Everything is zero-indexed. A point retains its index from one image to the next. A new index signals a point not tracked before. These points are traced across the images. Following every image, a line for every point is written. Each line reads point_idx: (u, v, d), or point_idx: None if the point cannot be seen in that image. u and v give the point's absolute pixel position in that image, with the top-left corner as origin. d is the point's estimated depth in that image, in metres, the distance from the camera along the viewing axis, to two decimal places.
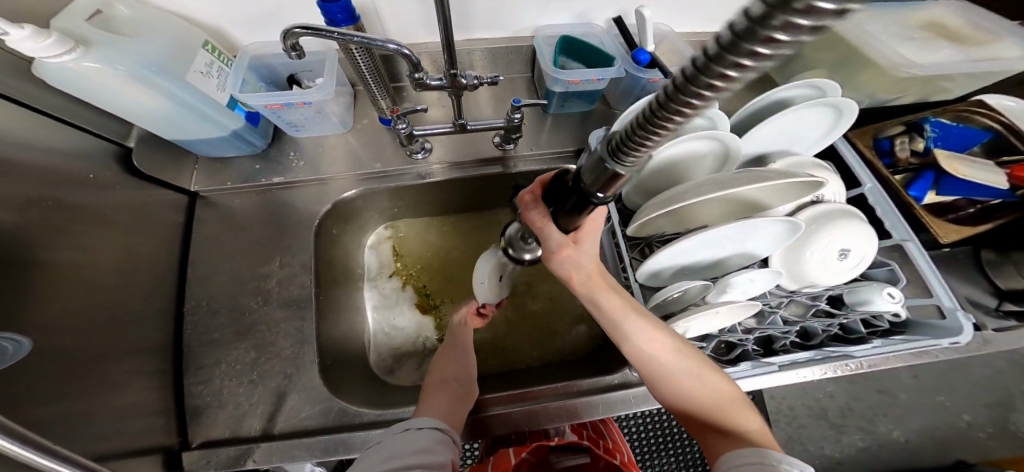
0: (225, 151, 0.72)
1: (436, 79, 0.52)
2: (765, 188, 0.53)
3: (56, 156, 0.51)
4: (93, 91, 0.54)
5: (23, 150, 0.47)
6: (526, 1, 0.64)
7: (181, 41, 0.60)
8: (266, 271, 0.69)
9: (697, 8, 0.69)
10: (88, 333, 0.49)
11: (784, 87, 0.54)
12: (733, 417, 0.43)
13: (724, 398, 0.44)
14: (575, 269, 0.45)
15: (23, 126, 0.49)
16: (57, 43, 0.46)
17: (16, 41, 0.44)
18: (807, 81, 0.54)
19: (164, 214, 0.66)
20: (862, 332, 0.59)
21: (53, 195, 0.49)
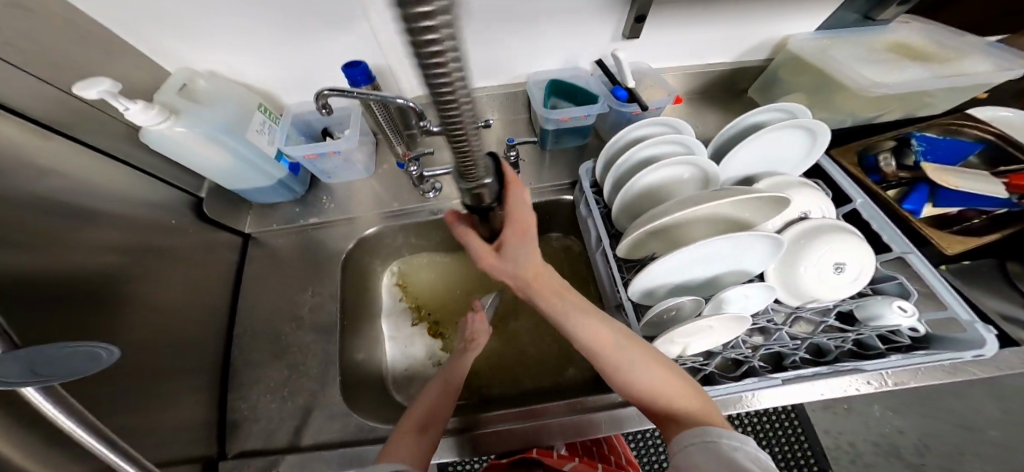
0: (270, 197, 0.84)
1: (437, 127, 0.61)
2: (739, 205, 0.56)
3: (145, 204, 0.64)
4: (176, 151, 0.66)
5: (122, 200, 0.60)
6: (517, 51, 0.75)
7: (243, 105, 0.75)
8: (300, 299, 0.79)
9: (673, 45, 0.76)
10: (158, 344, 0.59)
11: (751, 112, 0.59)
12: (677, 400, 0.43)
13: (669, 383, 0.44)
14: (511, 277, 0.51)
15: (125, 182, 0.62)
16: (157, 114, 0.59)
17: (132, 113, 0.57)
18: (775, 105, 0.59)
19: (222, 252, 0.78)
20: (880, 347, 0.56)
21: (141, 236, 0.61)
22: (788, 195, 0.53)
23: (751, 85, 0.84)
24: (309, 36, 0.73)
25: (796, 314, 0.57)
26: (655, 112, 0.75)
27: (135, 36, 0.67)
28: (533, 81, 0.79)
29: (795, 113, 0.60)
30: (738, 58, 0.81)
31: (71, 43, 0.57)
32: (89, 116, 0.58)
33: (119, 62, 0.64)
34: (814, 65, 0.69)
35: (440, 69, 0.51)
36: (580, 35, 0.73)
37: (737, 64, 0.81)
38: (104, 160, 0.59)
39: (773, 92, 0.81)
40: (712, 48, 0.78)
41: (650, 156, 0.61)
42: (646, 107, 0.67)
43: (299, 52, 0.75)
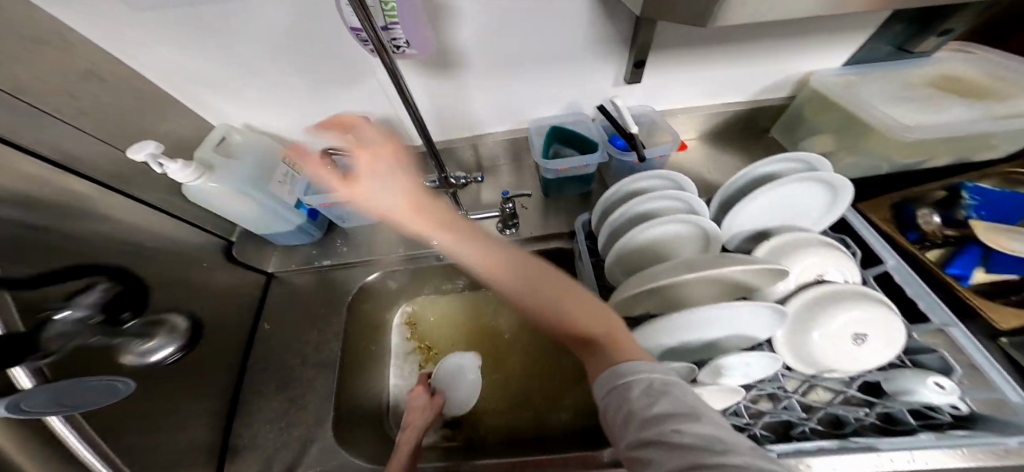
0: (290, 240, 0.87)
1: (430, 183, 0.62)
2: (738, 269, 0.50)
3: (176, 243, 0.69)
4: (209, 202, 0.71)
5: (156, 239, 0.66)
6: (520, 98, 0.75)
7: (269, 156, 0.80)
8: (307, 337, 0.81)
9: (680, 89, 0.74)
10: (175, 376, 0.63)
11: (758, 165, 0.56)
12: (603, 335, 0.39)
13: (592, 320, 0.40)
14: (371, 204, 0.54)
15: (161, 223, 0.68)
16: (193, 173, 0.64)
17: (171, 173, 0.61)
18: (785, 154, 0.55)
19: (245, 288, 0.83)
20: (910, 423, 0.49)
21: (171, 271, 0.66)
22: (785, 265, 0.48)
23: (774, 125, 0.80)
24: (333, 94, 0.79)
25: (811, 383, 0.53)
26: (659, 159, 0.73)
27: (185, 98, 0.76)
28: (534, 126, 0.79)
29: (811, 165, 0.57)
30: (752, 99, 0.76)
31: (129, 109, 0.66)
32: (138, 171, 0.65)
33: (167, 120, 0.72)
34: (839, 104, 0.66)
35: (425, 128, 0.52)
36: (582, 82, 0.73)
37: (753, 102, 0.76)
38: (140, 204, 0.64)
39: (797, 133, 0.76)
40: (728, 91, 0.75)
41: (654, 210, 0.57)
42: (645, 157, 0.65)
43: (323, 104, 0.81)
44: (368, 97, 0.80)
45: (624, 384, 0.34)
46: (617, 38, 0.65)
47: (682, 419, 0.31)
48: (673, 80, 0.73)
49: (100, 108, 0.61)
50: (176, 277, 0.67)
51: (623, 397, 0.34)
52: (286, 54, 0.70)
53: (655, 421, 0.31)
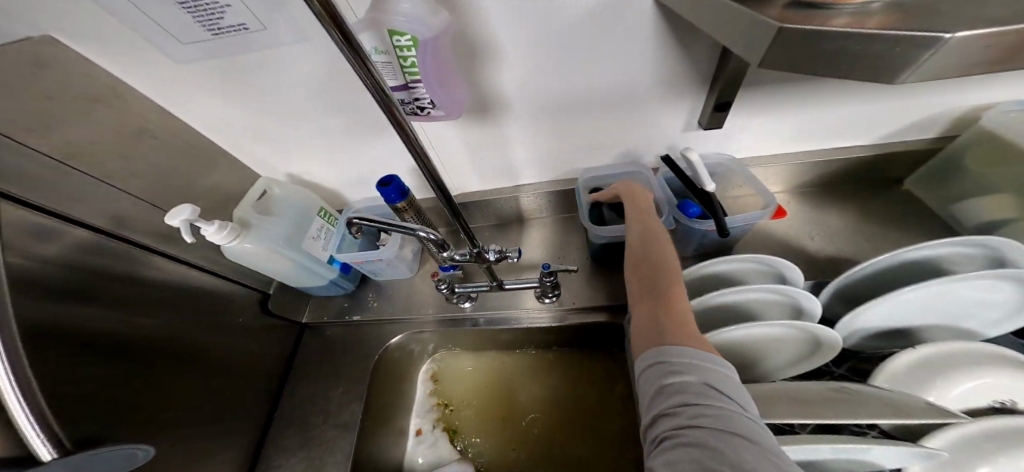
0: (324, 292, 0.83)
1: (460, 256, 0.53)
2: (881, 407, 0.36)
3: (212, 297, 0.67)
4: (248, 263, 0.67)
5: (194, 292, 0.64)
6: (570, 145, 0.66)
7: (307, 209, 0.75)
8: (331, 394, 0.76)
9: (782, 131, 0.61)
10: (195, 433, 0.61)
11: (901, 250, 0.44)
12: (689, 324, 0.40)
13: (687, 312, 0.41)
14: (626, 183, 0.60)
15: (200, 277, 0.65)
16: (230, 235, 0.61)
17: (209, 235, 0.59)
18: (940, 239, 0.43)
19: (279, 339, 0.79)
20: None
21: (198, 327, 0.64)
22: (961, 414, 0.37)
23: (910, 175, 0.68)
24: (378, 143, 0.71)
25: None
26: (745, 226, 0.59)
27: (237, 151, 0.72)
28: (585, 179, 0.69)
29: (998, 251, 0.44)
30: (881, 140, 0.64)
31: (183, 167, 0.64)
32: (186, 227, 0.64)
33: (218, 171, 0.70)
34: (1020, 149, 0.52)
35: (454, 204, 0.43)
36: (645, 127, 0.62)
37: (885, 148, 0.64)
38: (180, 262, 0.62)
39: (949, 185, 0.63)
40: (842, 134, 0.62)
41: (747, 303, 0.47)
42: (728, 234, 0.52)
43: (368, 155, 0.74)
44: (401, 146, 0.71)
45: (661, 388, 0.35)
46: (699, 77, 0.53)
47: (716, 441, 0.30)
48: (763, 121, 0.60)
49: (155, 169, 0.59)
50: (209, 335, 0.65)
51: (659, 397, 0.35)
52: (332, 114, 0.64)
53: (686, 429, 0.32)
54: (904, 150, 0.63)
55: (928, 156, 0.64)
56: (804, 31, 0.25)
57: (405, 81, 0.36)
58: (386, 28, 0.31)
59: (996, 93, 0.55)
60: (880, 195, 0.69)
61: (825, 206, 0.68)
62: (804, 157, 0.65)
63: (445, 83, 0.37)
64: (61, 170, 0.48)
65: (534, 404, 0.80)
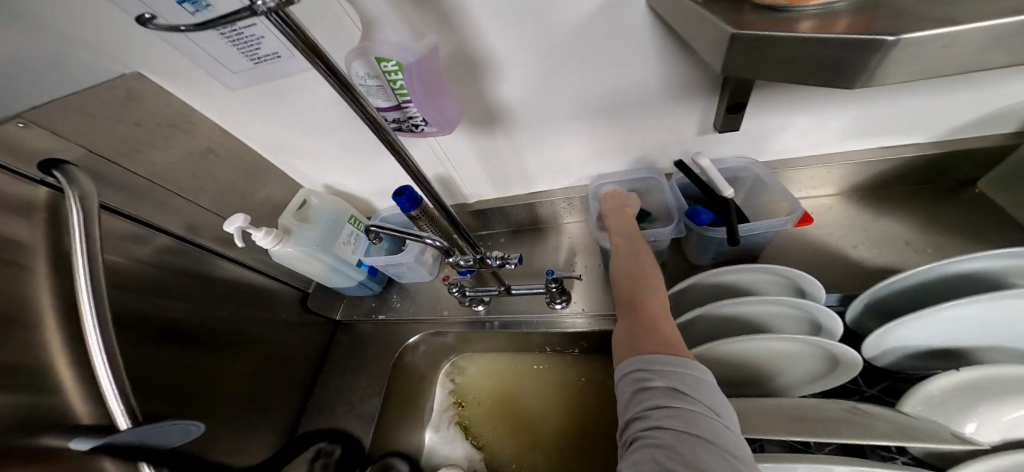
0: (355, 292, 0.90)
1: (464, 262, 0.56)
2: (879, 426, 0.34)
3: (257, 294, 0.75)
4: (289, 265, 0.74)
5: (243, 289, 0.72)
6: (581, 152, 0.66)
7: (339, 217, 0.80)
8: (357, 388, 0.81)
9: (815, 132, 0.57)
10: (239, 416, 0.69)
11: (964, 259, 0.37)
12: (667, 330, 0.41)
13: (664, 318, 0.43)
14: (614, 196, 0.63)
15: (248, 277, 0.74)
16: (273, 239, 0.67)
17: (258, 239, 0.66)
18: (1015, 250, 0.36)
19: (315, 335, 0.86)
20: None
21: (244, 322, 0.72)
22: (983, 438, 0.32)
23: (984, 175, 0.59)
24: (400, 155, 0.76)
25: None
26: (763, 233, 0.55)
27: (284, 166, 0.80)
28: (596, 186, 0.69)
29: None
30: (939, 138, 0.57)
31: (241, 181, 0.73)
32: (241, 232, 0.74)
33: (268, 183, 0.78)
34: None
35: (448, 211, 0.47)
36: (657, 133, 0.60)
37: (944, 145, 0.56)
38: (232, 263, 0.71)
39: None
40: (886, 134, 0.56)
41: (757, 315, 0.45)
42: (737, 241, 0.49)
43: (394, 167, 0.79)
44: None
45: (635, 392, 0.37)
46: (709, 80, 0.51)
47: (681, 443, 0.31)
48: (789, 122, 0.56)
49: (214, 182, 0.68)
50: (256, 329, 0.74)
51: (633, 400, 0.37)
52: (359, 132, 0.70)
53: (654, 430, 0.34)
54: (967, 149, 0.56)
55: (1002, 156, 0.56)
56: (765, 36, 0.27)
57: (396, 101, 0.40)
58: (373, 55, 0.35)
59: None
60: (942, 200, 0.60)
61: (871, 212, 0.62)
62: (846, 158, 0.59)
63: (434, 104, 0.41)
64: (148, 186, 0.58)
65: (547, 408, 0.79)
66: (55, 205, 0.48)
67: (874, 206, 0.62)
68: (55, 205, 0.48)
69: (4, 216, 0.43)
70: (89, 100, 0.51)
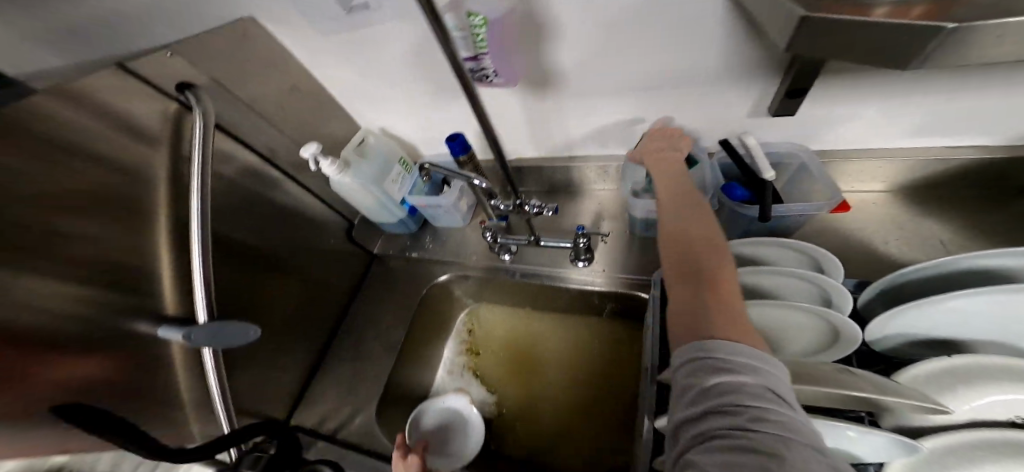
0: (395, 229, 0.97)
1: (503, 206, 0.62)
2: (854, 383, 0.37)
3: (308, 221, 0.84)
4: (346, 194, 0.82)
5: (294, 215, 0.81)
6: (623, 123, 0.69)
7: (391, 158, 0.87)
8: (385, 317, 0.90)
9: (865, 124, 0.57)
10: (286, 324, 0.79)
11: (974, 253, 0.38)
12: (736, 304, 0.35)
13: (727, 288, 0.37)
14: (661, 144, 0.61)
15: (302, 202, 0.82)
16: (335, 168, 0.75)
17: (324, 168, 0.74)
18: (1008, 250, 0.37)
19: (353, 267, 0.95)
20: None
21: (291, 244, 0.80)
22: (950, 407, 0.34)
23: None
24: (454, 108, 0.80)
25: None
26: (798, 216, 0.57)
27: (348, 108, 0.88)
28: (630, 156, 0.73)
29: None
30: (1003, 144, 0.55)
31: (308, 116, 0.81)
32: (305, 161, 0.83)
33: (331, 120, 0.86)
34: None
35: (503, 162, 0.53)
36: (708, 108, 0.62)
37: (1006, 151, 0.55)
38: (292, 189, 0.80)
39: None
40: (944, 133, 0.55)
41: (759, 285, 0.49)
42: (767, 217, 0.52)
43: (448, 116, 0.84)
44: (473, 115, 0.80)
45: (702, 386, 0.28)
46: (772, 61, 0.52)
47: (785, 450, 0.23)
48: (840, 112, 0.56)
49: (285, 110, 0.75)
50: (306, 249, 0.84)
51: (705, 392, 0.28)
52: (416, 82, 0.76)
53: (740, 432, 0.24)
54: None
55: None
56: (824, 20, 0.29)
57: (475, 52, 0.54)
58: (466, 14, 0.49)
59: None
60: (990, 212, 0.59)
61: (913, 211, 0.62)
62: (896, 156, 0.59)
63: (502, 54, 0.56)
64: (244, 111, 0.69)
65: (549, 363, 0.85)
66: (179, 120, 0.59)
67: (913, 209, 0.62)
68: (177, 122, 0.58)
69: (135, 123, 0.53)
70: (203, 37, 0.60)
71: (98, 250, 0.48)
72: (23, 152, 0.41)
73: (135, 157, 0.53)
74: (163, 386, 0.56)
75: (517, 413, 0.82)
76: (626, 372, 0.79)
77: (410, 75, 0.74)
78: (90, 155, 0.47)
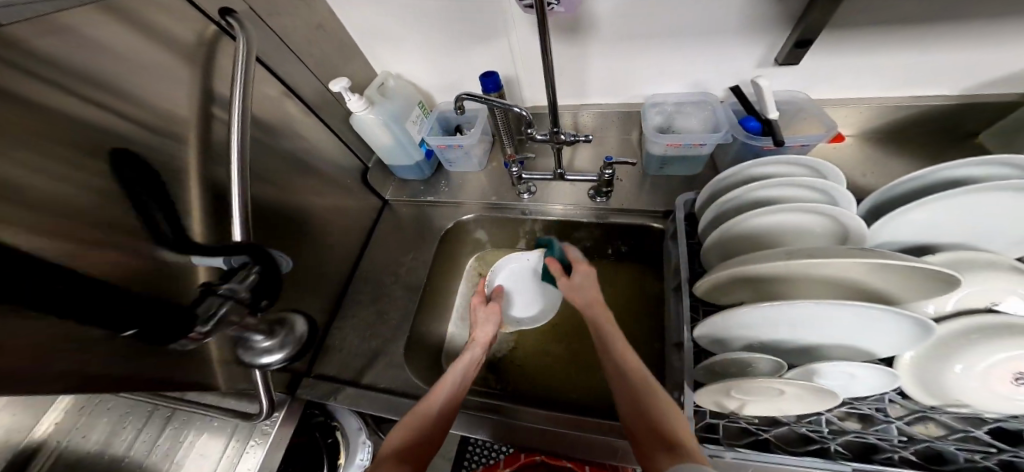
0: (407, 175, 0.94)
1: (540, 136, 0.67)
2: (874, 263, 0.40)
3: (323, 156, 0.79)
4: (364, 133, 0.80)
5: (309, 148, 0.75)
6: (653, 60, 0.70)
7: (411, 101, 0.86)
8: (402, 261, 0.86)
9: (863, 69, 0.64)
10: (303, 264, 0.73)
11: (949, 165, 0.45)
12: (663, 411, 0.47)
13: (657, 398, 0.48)
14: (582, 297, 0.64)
15: (316, 135, 0.77)
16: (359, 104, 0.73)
17: (351, 104, 0.73)
18: (974, 160, 0.44)
19: (365, 213, 0.90)
20: None
21: (306, 180, 0.74)
22: (960, 275, 0.37)
23: (987, 129, 0.67)
24: (476, 52, 0.78)
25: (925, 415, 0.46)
26: (801, 148, 0.64)
27: (367, 51, 0.83)
28: (650, 101, 0.76)
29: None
30: (964, 93, 0.64)
31: (333, 56, 0.77)
32: (328, 102, 0.80)
33: (354, 64, 0.82)
34: None
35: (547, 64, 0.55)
36: (734, 48, 0.65)
37: (964, 99, 0.64)
38: (309, 118, 0.75)
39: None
40: (923, 78, 0.63)
41: (774, 197, 0.52)
42: (781, 143, 0.59)
43: (468, 64, 0.81)
44: (496, 55, 0.77)
45: None
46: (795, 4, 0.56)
47: None
48: (845, 54, 0.62)
49: (299, 35, 0.70)
50: (325, 191, 0.79)
51: None
52: (448, 24, 0.73)
53: None
54: (987, 104, 0.63)
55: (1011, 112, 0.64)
56: None
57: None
58: None
59: None
60: (948, 150, 0.69)
61: (880, 152, 0.71)
62: (880, 103, 0.67)
63: None
64: (276, 41, 0.66)
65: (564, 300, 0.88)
66: (216, 42, 0.55)
67: (898, 151, 0.71)
68: (213, 44, 0.54)
69: (170, 34, 0.48)
70: None
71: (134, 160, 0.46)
72: (74, 41, 0.40)
73: (173, 70, 0.49)
74: None
75: (535, 348, 0.82)
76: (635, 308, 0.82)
77: (446, 15, 0.71)
78: (136, 63, 0.45)
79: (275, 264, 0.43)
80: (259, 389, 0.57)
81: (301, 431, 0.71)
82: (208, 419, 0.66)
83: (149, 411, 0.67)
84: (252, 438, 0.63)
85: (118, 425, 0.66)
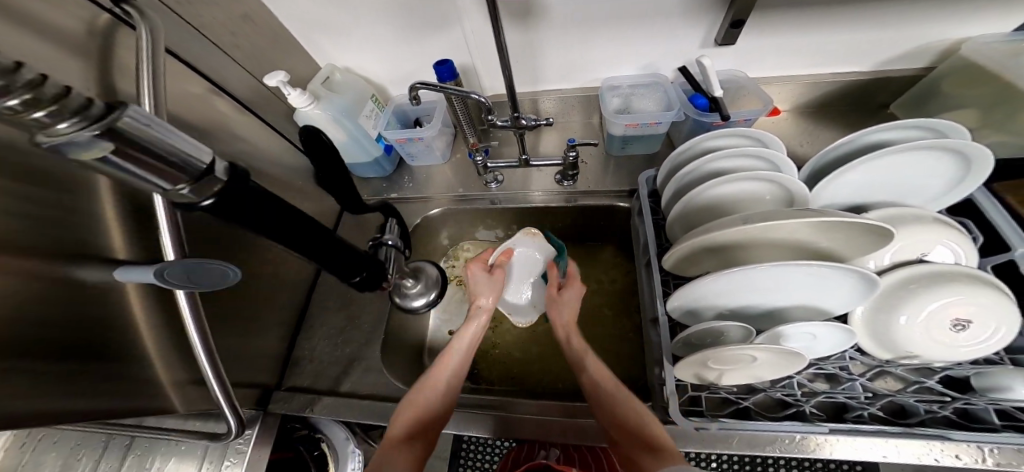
0: (367, 174, 0.90)
1: (502, 122, 0.67)
2: (817, 222, 0.44)
3: (269, 157, 0.73)
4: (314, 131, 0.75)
5: (249, 148, 0.69)
6: (604, 44, 0.72)
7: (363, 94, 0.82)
8: None
9: (793, 48, 0.69)
10: (259, 273, 0.68)
11: (874, 130, 0.50)
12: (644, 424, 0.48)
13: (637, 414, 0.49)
14: (560, 312, 0.65)
15: (257, 135, 0.71)
16: (303, 97, 0.68)
17: (294, 98, 0.68)
18: (895, 122, 0.49)
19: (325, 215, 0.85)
20: (995, 422, 0.46)
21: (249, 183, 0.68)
22: (893, 226, 0.42)
23: (895, 100, 0.76)
24: (427, 41, 0.75)
25: (883, 368, 0.50)
26: (745, 123, 0.69)
27: (305, 42, 0.78)
28: (606, 86, 0.78)
29: (948, 131, 0.49)
30: (877, 67, 0.72)
31: (267, 48, 0.71)
32: (265, 98, 0.74)
33: (293, 55, 0.76)
34: (983, 68, 0.60)
35: (502, 50, 0.54)
36: (679, 29, 0.68)
37: (875, 74, 0.72)
38: (248, 117, 0.69)
39: (930, 104, 0.70)
40: (842, 55, 0.70)
41: (724, 169, 0.55)
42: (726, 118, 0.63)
43: (418, 53, 0.78)
44: (451, 43, 0.75)
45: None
46: None
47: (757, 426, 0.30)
48: (777, 33, 0.66)
49: (225, 24, 0.64)
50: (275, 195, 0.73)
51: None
52: (390, 12, 0.69)
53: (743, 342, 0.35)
54: (893, 77, 0.71)
55: (913, 83, 0.72)
56: None
57: None
58: None
59: (977, 25, 0.63)
60: (865, 120, 0.77)
61: (811, 124, 0.78)
62: (809, 78, 0.73)
63: None
64: (192, 32, 0.59)
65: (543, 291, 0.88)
66: (112, 33, 0.48)
67: (827, 122, 0.78)
68: (110, 34, 0.48)
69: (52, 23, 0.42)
70: None
71: (35, 169, 0.40)
72: None
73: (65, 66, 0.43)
74: (125, 337, 0.48)
75: (520, 341, 0.82)
76: (617, 291, 0.84)
77: (388, 3, 0.68)
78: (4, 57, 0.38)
79: (383, 271, 0.51)
80: (222, 408, 0.53)
81: (283, 447, 0.67)
82: (174, 444, 0.60)
83: (105, 439, 0.60)
84: (226, 458, 0.59)
85: (69, 459, 0.59)
